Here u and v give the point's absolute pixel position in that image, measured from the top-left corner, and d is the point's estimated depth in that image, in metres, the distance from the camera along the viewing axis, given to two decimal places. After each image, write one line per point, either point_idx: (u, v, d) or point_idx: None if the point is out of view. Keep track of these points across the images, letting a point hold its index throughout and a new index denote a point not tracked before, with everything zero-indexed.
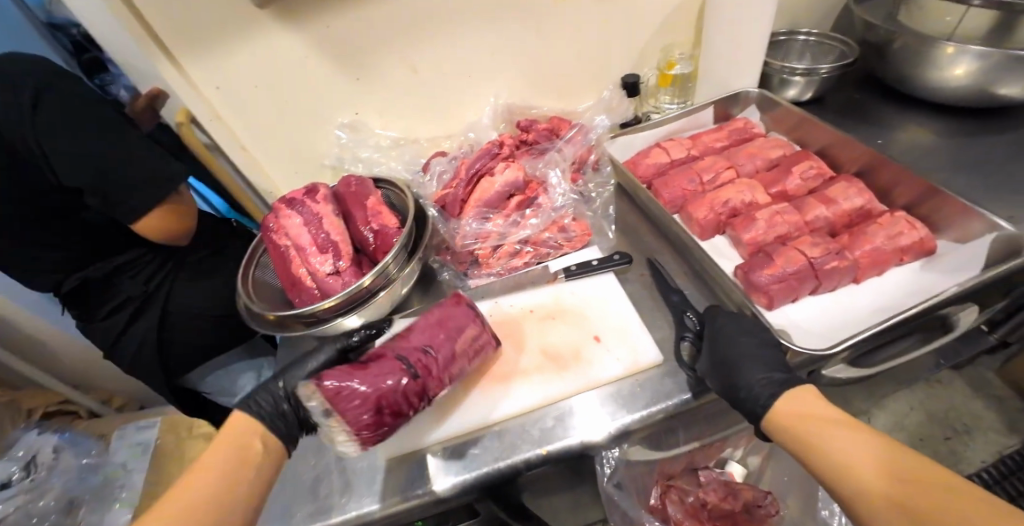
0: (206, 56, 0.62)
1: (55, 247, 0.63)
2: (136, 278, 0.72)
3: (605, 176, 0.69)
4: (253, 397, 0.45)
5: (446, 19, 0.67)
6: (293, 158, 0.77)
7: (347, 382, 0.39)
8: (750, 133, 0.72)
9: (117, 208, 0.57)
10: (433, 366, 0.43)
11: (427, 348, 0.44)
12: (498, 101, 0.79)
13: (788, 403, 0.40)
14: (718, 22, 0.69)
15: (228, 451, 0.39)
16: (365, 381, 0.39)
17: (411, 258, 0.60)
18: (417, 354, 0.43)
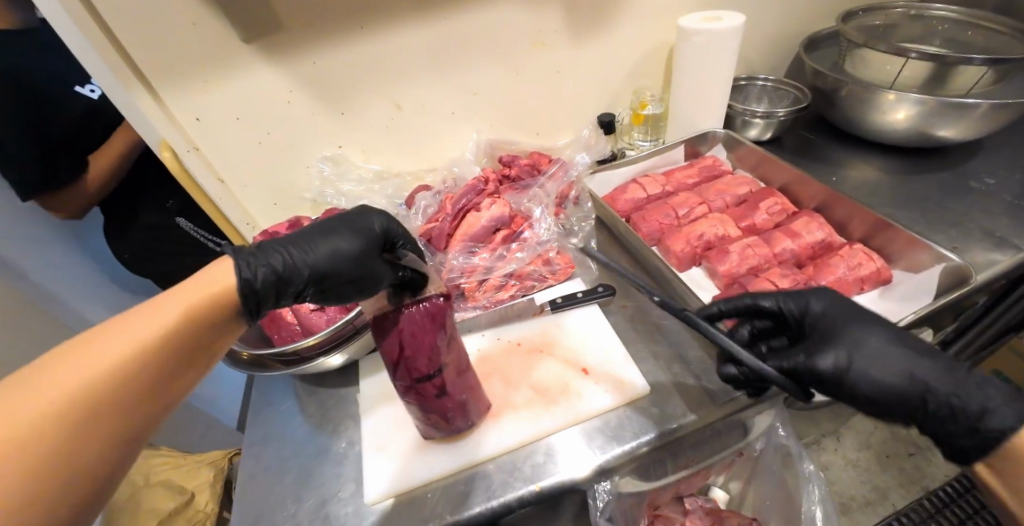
0: (189, 89, 0.61)
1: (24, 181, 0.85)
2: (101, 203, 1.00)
3: (586, 211, 0.71)
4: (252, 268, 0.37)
5: (433, 58, 0.69)
6: (272, 191, 0.76)
7: (437, 325, 0.41)
8: (719, 170, 0.77)
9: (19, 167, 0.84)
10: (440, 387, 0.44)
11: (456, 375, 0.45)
12: (480, 137, 0.81)
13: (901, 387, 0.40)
14: (685, 67, 0.74)
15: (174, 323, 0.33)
16: (435, 340, 0.41)
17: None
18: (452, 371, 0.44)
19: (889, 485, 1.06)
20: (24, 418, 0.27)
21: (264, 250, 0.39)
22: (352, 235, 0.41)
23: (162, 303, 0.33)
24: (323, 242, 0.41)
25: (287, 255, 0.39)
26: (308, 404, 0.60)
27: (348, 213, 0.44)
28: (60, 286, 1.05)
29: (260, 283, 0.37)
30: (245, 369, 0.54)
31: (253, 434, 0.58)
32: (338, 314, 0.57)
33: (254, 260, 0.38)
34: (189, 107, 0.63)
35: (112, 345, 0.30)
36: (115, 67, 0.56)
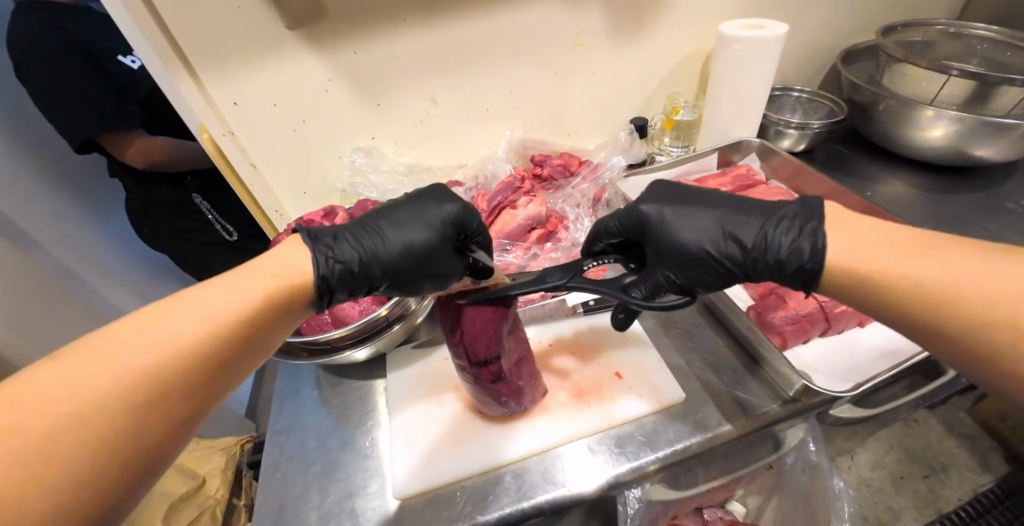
0: (227, 72, 0.61)
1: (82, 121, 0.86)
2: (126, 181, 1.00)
3: None
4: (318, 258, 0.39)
5: (472, 53, 0.69)
6: (303, 179, 0.76)
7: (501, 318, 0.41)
8: (752, 180, 0.76)
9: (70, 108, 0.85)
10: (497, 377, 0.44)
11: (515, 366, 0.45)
12: (514, 135, 0.81)
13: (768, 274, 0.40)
14: (723, 75, 0.73)
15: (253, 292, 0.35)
16: (498, 331, 0.41)
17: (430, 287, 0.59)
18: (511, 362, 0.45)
19: (902, 507, 1.05)
20: (114, 366, 0.28)
21: (335, 247, 0.40)
22: (421, 230, 0.42)
23: (238, 281, 0.35)
24: (396, 236, 0.42)
25: (359, 251, 0.40)
26: (332, 395, 0.59)
27: (425, 197, 0.45)
28: None
29: (337, 278, 0.39)
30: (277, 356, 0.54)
31: (276, 424, 0.57)
32: (372, 306, 0.57)
33: (326, 256, 0.39)
34: (226, 91, 0.63)
35: (194, 314, 0.32)
36: (159, 48, 0.56)
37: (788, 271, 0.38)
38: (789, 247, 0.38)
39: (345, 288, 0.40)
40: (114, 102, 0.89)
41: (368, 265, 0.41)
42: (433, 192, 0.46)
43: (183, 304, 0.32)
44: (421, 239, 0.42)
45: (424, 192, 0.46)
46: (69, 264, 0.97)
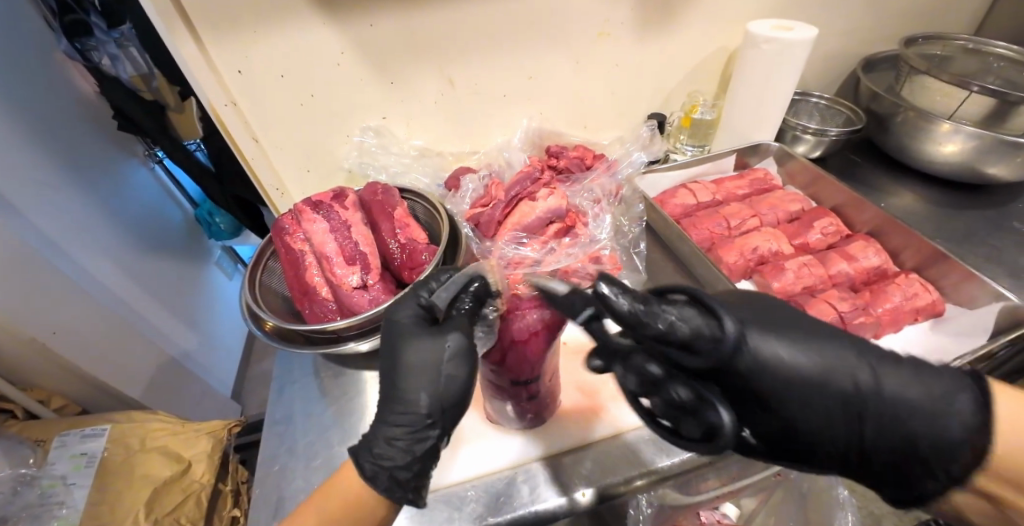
0: (233, 39, 0.57)
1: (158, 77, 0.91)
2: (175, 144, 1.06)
3: (636, 212, 0.69)
4: (377, 453, 0.33)
5: (493, 34, 0.66)
6: (308, 158, 0.72)
7: (544, 338, 0.40)
8: (770, 184, 0.74)
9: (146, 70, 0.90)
10: (535, 385, 0.44)
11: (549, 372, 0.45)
12: (530, 124, 0.78)
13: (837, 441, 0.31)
14: (747, 76, 0.72)
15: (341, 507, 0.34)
16: (540, 347, 0.40)
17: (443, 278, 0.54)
18: (547, 371, 0.45)
19: (884, 511, 1.07)
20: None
21: (378, 431, 0.33)
22: (437, 359, 0.33)
23: (332, 496, 0.35)
24: (412, 385, 0.34)
25: (404, 419, 0.33)
26: (332, 387, 0.57)
27: (391, 321, 0.36)
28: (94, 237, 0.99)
29: (403, 459, 0.33)
30: (279, 344, 0.51)
31: (275, 415, 0.55)
32: (382, 295, 0.53)
33: (383, 448, 0.33)
34: (231, 59, 0.59)
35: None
36: (163, 7, 0.52)
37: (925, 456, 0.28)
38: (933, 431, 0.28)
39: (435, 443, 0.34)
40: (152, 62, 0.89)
41: (441, 411, 0.33)
42: (409, 306, 0.37)
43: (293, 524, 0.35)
44: (441, 370, 0.33)
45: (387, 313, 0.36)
46: (48, 232, 0.86)
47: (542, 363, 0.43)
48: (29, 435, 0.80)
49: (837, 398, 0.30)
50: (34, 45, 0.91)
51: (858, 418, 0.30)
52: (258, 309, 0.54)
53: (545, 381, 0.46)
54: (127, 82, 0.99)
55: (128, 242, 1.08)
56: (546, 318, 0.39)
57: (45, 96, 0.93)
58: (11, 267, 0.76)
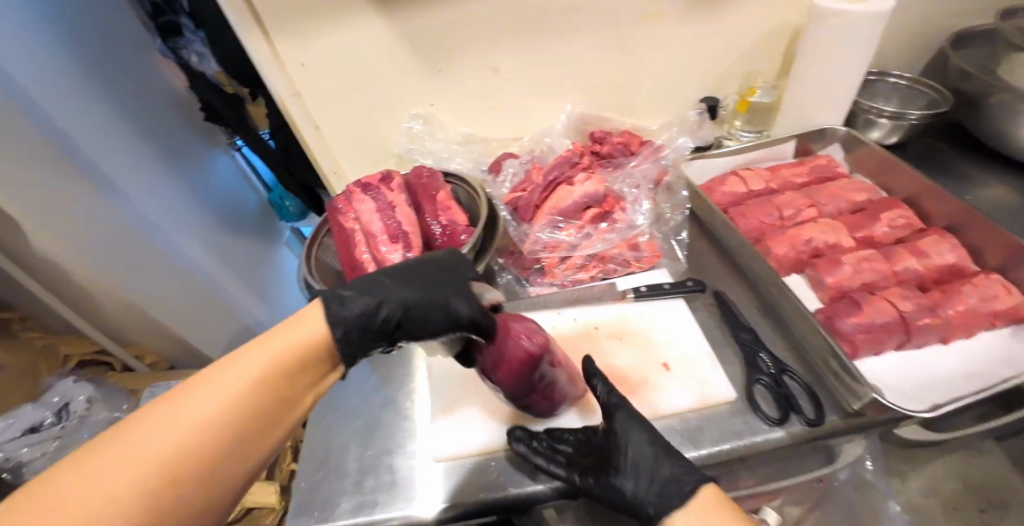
0: (297, 34, 0.63)
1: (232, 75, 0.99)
2: (251, 136, 1.14)
3: (681, 200, 0.68)
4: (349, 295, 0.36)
5: (535, 19, 0.66)
6: (362, 144, 0.77)
7: (530, 364, 0.42)
8: (833, 172, 0.69)
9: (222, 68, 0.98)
10: (535, 401, 0.46)
11: (549, 391, 0.46)
12: (574, 109, 0.77)
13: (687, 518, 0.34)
14: (811, 55, 0.67)
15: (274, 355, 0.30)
16: (526, 371, 0.42)
17: (478, 258, 0.56)
18: (544, 391, 0.45)
19: None
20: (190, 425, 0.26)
21: (366, 286, 0.38)
22: (432, 278, 0.41)
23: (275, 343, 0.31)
24: (403, 283, 0.40)
25: (389, 295, 0.38)
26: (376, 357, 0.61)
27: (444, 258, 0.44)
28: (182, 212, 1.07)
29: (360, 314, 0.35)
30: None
31: None
32: None
33: (356, 297, 0.36)
34: (295, 53, 0.65)
35: (239, 379, 0.28)
36: (238, 9, 0.59)
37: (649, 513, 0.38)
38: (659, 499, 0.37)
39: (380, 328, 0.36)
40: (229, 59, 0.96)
41: (415, 311, 0.39)
42: (450, 256, 0.45)
43: (246, 352, 0.29)
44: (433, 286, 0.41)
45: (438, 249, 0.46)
46: (145, 212, 0.97)
47: (536, 383, 0.44)
48: (125, 384, 0.94)
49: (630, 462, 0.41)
50: (139, 48, 1.05)
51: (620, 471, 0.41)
52: (313, 280, 0.59)
53: (545, 399, 0.46)
54: (213, 78, 1.09)
55: (214, 223, 1.18)
56: (530, 345, 0.41)
57: (151, 92, 1.06)
58: (109, 241, 0.90)
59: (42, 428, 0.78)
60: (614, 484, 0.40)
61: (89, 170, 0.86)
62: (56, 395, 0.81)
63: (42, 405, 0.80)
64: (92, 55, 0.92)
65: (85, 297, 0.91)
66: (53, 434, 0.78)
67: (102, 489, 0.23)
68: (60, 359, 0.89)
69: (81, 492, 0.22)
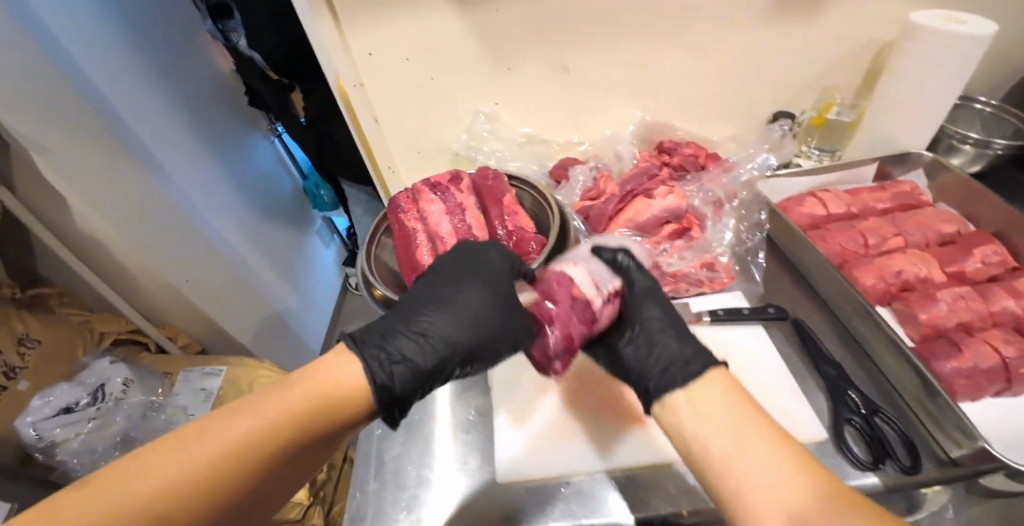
0: (368, 23, 0.61)
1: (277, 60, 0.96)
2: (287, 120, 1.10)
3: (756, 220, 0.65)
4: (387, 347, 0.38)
5: (615, 19, 0.62)
6: (420, 139, 0.75)
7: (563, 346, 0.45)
8: (917, 200, 0.65)
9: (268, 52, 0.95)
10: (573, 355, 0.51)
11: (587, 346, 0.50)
12: (645, 116, 0.74)
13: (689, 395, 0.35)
14: (903, 75, 0.63)
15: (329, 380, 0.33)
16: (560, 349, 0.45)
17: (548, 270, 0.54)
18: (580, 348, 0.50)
19: None
20: (207, 451, 0.27)
21: (403, 329, 0.40)
22: (478, 310, 0.42)
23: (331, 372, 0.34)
24: (450, 320, 0.42)
25: (428, 335, 0.40)
26: None
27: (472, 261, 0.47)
28: (222, 195, 1.09)
29: (402, 365, 0.38)
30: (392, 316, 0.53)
31: None
32: None
33: (393, 352, 0.38)
34: (364, 43, 0.63)
35: (297, 400, 0.31)
36: None
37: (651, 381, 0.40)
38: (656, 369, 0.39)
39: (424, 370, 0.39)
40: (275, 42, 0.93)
41: (455, 342, 0.41)
42: (470, 257, 0.47)
43: (302, 379, 0.32)
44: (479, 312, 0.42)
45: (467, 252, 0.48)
46: (189, 194, 0.98)
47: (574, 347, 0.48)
48: (158, 366, 0.92)
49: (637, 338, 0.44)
50: (189, 27, 1.04)
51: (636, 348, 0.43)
52: (373, 280, 0.56)
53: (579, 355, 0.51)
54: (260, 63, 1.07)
55: (250, 208, 1.19)
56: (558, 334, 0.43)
57: (198, 74, 1.06)
58: (155, 223, 0.90)
59: (77, 409, 0.77)
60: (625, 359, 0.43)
61: (137, 150, 0.86)
62: (90, 375, 0.81)
63: (77, 383, 0.79)
64: (145, 32, 0.91)
65: (126, 279, 0.90)
66: (88, 415, 0.77)
67: (152, 486, 0.25)
68: (96, 335, 0.87)
69: (140, 477, 0.25)
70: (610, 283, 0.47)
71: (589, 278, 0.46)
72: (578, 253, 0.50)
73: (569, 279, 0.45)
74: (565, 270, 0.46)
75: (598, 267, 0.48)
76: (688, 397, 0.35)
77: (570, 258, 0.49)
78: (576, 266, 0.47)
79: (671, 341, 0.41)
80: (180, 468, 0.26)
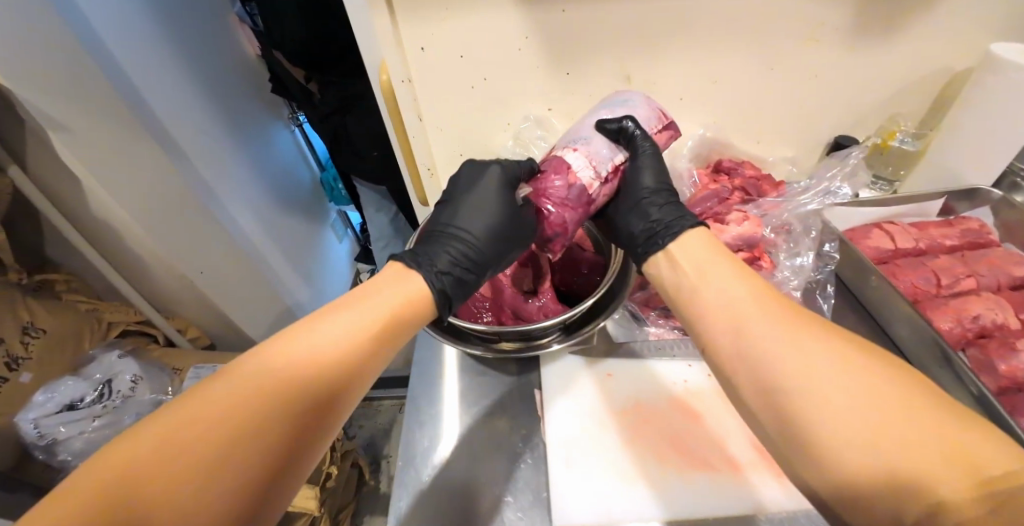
0: (424, 18, 0.56)
1: (305, 47, 0.91)
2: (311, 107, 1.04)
3: (827, 250, 0.60)
4: (426, 257, 0.47)
5: (686, 30, 0.59)
6: (464, 140, 0.71)
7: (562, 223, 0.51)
8: (985, 239, 0.62)
9: (294, 39, 0.89)
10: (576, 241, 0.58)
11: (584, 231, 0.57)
12: (706, 133, 0.70)
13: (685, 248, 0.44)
14: (983, 109, 0.60)
15: (371, 299, 0.40)
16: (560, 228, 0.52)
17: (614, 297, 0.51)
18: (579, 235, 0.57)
19: None
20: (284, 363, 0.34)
21: (442, 245, 0.49)
22: (500, 207, 0.50)
23: (374, 295, 0.41)
24: (478, 221, 0.50)
25: (461, 243, 0.49)
26: (478, 384, 0.55)
27: (476, 177, 0.54)
28: (237, 185, 1.04)
29: (449, 273, 0.47)
30: (440, 335, 0.49)
31: (420, 400, 0.53)
32: (550, 304, 0.53)
33: (433, 262, 0.47)
34: (416, 38, 0.59)
35: (348, 321, 0.38)
36: None
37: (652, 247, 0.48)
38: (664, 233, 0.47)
39: (461, 270, 0.48)
40: (303, 27, 0.87)
41: (484, 241, 0.50)
42: (475, 172, 0.54)
43: (349, 307, 0.39)
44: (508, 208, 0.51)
45: (473, 173, 0.54)
46: (207, 180, 0.93)
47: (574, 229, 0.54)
48: (167, 361, 0.88)
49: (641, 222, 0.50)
50: (214, 6, 0.99)
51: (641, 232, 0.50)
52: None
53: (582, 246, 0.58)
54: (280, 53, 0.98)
55: (266, 197, 1.15)
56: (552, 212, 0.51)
57: (219, 57, 1.01)
58: (171, 207, 0.85)
59: (82, 406, 0.73)
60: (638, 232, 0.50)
61: (154, 128, 0.82)
62: (97, 368, 0.77)
63: (83, 379, 0.76)
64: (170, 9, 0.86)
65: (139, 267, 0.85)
66: (93, 413, 0.73)
67: (242, 394, 0.32)
68: (104, 326, 0.84)
69: (232, 389, 0.32)
70: (610, 159, 0.53)
71: (588, 156, 0.52)
72: (583, 125, 0.54)
73: (573, 160, 0.51)
74: (568, 154, 0.52)
75: (601, 142, 0.53)
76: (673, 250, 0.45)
77: (575, 133, 0.54)
78: (582, 144, 0.53)
79: (660, 209, 0.50)
80: (261, 381, 0.33)
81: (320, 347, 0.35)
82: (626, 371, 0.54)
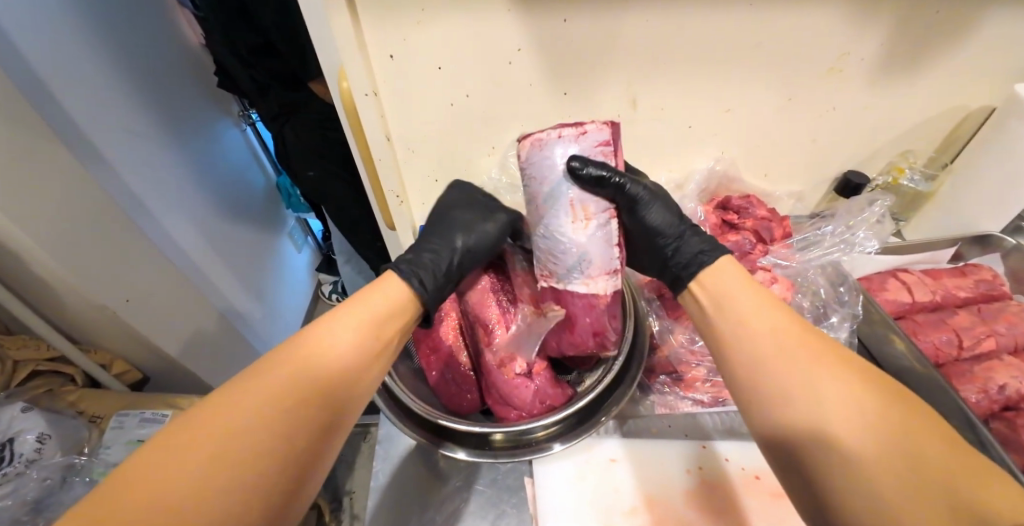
0: (393, 22, 0.46)
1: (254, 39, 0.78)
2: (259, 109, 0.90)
3: (853, 309, 0.55)
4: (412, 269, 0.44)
5: (702, 53, 0.51)
6: (443, 164, 0.62)
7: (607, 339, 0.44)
8: (998, 290, 0.58)
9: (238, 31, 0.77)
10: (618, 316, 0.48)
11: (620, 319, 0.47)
12: (715, 166, 0.64)
13: (714, 278, 0.41)
14: (1007, 152, 0.56)
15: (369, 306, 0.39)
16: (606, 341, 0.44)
17: (617, 390, 0.45)
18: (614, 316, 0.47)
19: None
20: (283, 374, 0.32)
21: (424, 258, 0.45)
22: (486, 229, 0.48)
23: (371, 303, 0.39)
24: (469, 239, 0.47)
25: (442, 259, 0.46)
26: (459, 467, 0.47)
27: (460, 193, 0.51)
28: (171, 193, 0.90)
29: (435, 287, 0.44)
30: (401, 425, 0.44)
31: (394, 496, 0.46)
32: (548, 387, 0.45)
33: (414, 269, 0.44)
34: (383, 46, 0.49)
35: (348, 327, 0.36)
36: None
37: (682, 282, 0.44)
38: (692, 268, 0.42)
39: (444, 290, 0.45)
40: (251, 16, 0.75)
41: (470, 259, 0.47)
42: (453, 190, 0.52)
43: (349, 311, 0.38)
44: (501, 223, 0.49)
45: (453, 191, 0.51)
46: (135, 190, 0.80)
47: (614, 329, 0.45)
48: (86, 407, 0.75)
49: (662, 254, 0.46)
50: None
51: (668, 265, 0.45)
52: (390, 377, 0.45)
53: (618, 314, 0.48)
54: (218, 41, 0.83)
55: (210, 205, 1.01)
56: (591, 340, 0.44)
57: (150, 46, 0.86)
58: (93, 226, 0.70)
59: None
60: (672, 264, 0.45)
61: (65, 128, 0.68)
62: None
63: None
64: None
65: (51, 296, 0.73)
66: None
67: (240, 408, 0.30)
68: (9, 368, 0.70)
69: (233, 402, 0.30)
70: (609, 240, 0.41)
71: (598, 268, 0.41)
72: (563, 237, 0.40)
73: (584, 288, 0.41)
74: (573, 286, 0.41)
75: (593, 241, 0.41)
76: (701, 281, 0.42)
77: (561, 253, 0.41)
78: (580, 263, 0.41)
79: (686, 239, 0.45)
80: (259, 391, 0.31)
81: (320, 355, 0.34)
82: (631, 455, 0.48)
